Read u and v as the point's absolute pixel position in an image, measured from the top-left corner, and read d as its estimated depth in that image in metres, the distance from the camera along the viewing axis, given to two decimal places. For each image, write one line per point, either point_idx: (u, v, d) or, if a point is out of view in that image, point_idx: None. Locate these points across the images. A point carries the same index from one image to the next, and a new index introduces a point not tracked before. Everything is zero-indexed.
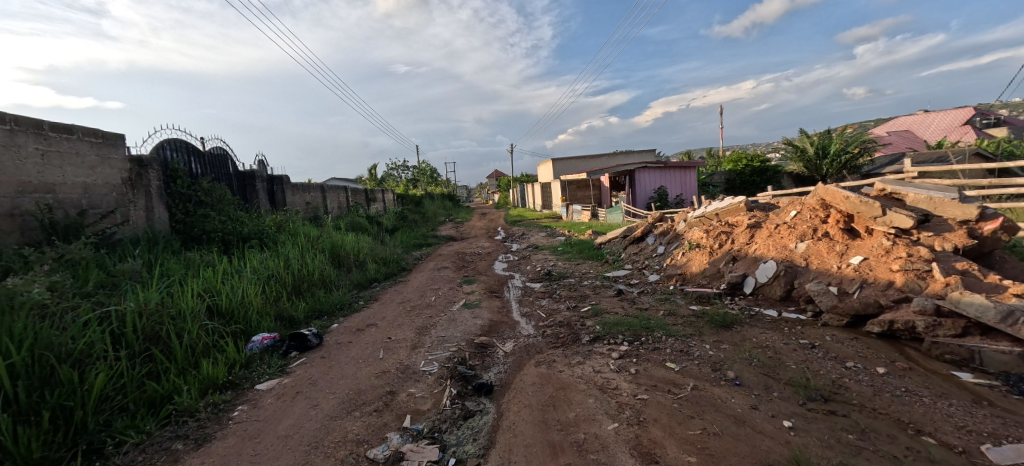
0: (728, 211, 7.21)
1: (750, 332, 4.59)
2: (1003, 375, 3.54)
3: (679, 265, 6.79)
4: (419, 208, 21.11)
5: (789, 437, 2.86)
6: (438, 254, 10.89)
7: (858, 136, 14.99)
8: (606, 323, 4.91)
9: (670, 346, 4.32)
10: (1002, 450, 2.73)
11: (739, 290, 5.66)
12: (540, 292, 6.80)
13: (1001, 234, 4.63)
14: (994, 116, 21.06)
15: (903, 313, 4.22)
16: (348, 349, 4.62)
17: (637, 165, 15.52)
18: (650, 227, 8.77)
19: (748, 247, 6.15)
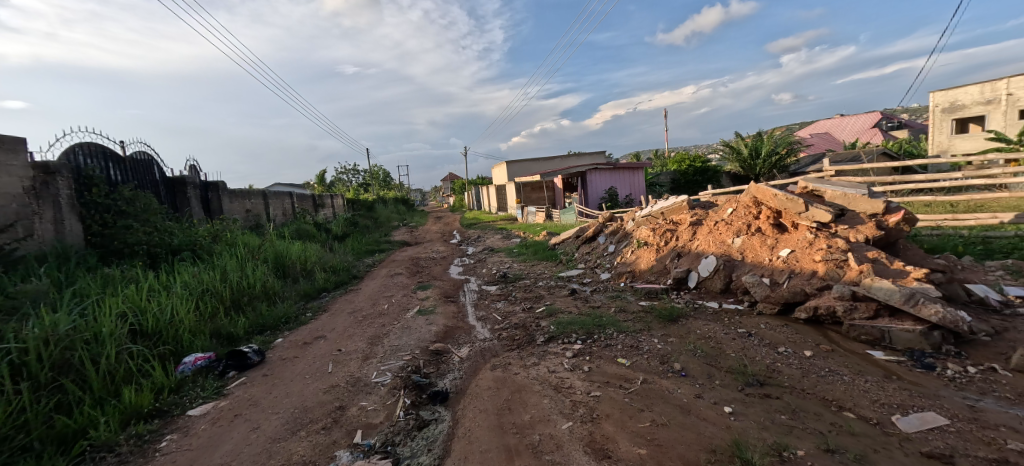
0: (672, 210, 7.55)
1: (695, 324, 4.84)
2: (908, 351, 3.94)
3: (629, 263, 7.05)
4: (371, 213, 20.56)
5: (730, 422, 3.05)
6: (391, 261, 10.66)
7: (785, 137, 16.20)
8: (560, 323, 5.01)
9: (621, 342, 4.48)
10: (909, 420, 3.05)
11: (683, 284, 5.94)
12: (496, 295, 6.83)
13: (904, 225, 5.12)
14: (897, 120, 23.40)
15: (825, 299, 4.60)
16: (294, 365, 4.43)
17: (587, 167, 15.94)
18: (601, 226, 9.03)
19: (691, 244, 6.48)
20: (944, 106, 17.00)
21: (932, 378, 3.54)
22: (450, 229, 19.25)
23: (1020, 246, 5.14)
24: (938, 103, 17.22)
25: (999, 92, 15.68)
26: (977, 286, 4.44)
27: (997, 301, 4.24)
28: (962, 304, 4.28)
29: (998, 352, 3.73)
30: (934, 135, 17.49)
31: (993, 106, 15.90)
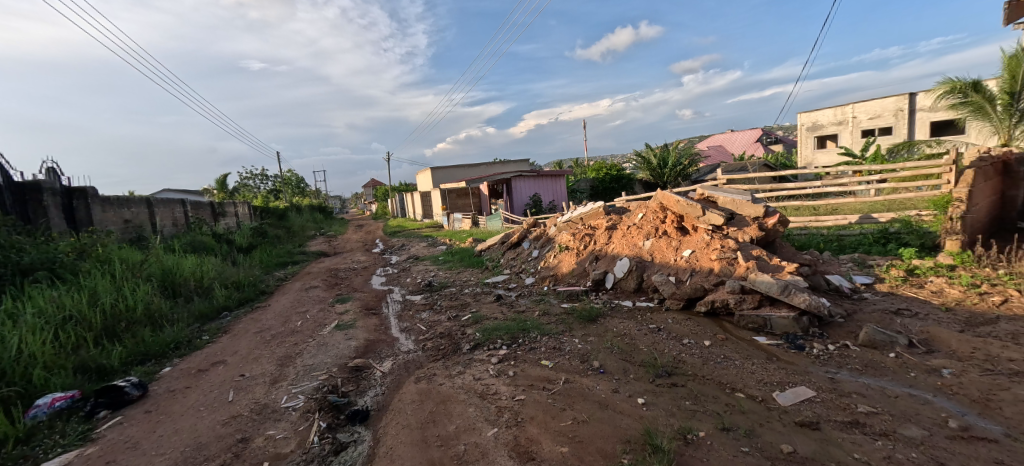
0: (590, 215, 8.01)
1: (612, 323, 5.21)
2: (785, 335, 4.55)
3: (552, 267, 7.37)
4: (282, 222, 19.23)
5: (642, 412, 3.35)
6: (306, 273, 10.11)
7: (688, 149, 18.00)
8: (485, 330, 5.13)
9: (544, 344, 4.70)
10: (785, 395, 3.53)
11: (601, 285, 6.35)
12: (421, 304, 6.78)
13: (779, 225, 5.92)
14: (775, 136, 26.74)
15: (720, 294, 5.18)
16: (186, 397, 4.09)
17: (512, 174, 16.31)
18: (525, 232, 9.32)
19: (606, 247, 6.93)
20: (808, 125, 19.73)
21: (803, 357, 4.13)
22: (371, 238, 18.60)
23: (864, 242, 6.17)
24: (804, 123, 19.92)
25: (847, 116, 18.58)
26: (834, 276, 5.25)
27: (848, 287, 5.06)
28: (824, 292, 5.03)
29: (850, 330, 4.44)
30: (801, 149, 20.25)
31: (843, 127, 18.85)
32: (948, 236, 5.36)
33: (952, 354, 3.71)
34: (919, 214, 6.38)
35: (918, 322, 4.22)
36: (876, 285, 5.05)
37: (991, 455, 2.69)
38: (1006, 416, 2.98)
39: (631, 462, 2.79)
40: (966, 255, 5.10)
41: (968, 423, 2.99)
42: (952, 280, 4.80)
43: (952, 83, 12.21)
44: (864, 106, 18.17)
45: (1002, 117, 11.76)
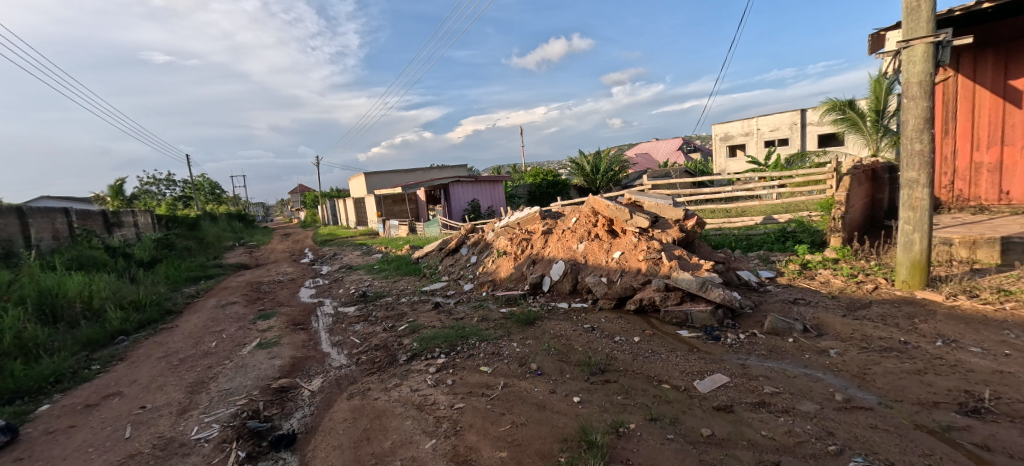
0: (527, 220, 8.14)
1: (549, 325, 5.38)
2: (704, 327, 4.92)
3: (490, 272, 7.46)
4: (195, 233, 17.71)
5: (578, 410, 3.46)
6: (223, 289, 9.42)
7: (618, 157, 19.13)
8: (422, 339, 5.11)
9: (483, 350, 4.75)
10: (705, 382, 3.77)
11: (539, 289, 6.54)
12: (354, 316, 6.58)
13: (697, 227, 6.44)
14: (695, 145, 28.88)
15: (647, 292, 5.53)
16: (70, 438, 3.70)
17: (450, 180, 16.28)
18: (463, 238, 9.36)
19: (543, 251, 7.13)
20: (720, 135, 21.71)
21: (718, 346, 4.48)
22: (299, 247, 17.67)
23: (768, 240, 6.89)
24: (719, 134, 21.77)
25: (752, 128, 20.58)
26: (743, 272, 5.80)
27: (755, 282, 5.60)
28: (736, 287, 5.52)
29: (757, 320, 4.91)
30: (715, 157, 22.30)
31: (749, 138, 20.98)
32: (833, 233, 6.13)
33: (837, 336, 4.22)
34: (810, 214, 7.22)
35: (811, 309, 4.77)
36: (778, 279, 5.65)
37: (869, 421, 2.97)
38: (879, 386, 3.35)
39: (567, 460, 2.87)
40: (847, 249, 5.89)
41: (851, 395, 3.31)
42: (836, 272, 5.48)
43: (832, 102, 13.90)
44: (767, 119, 20.20)
45: (871, 131, 13.52)
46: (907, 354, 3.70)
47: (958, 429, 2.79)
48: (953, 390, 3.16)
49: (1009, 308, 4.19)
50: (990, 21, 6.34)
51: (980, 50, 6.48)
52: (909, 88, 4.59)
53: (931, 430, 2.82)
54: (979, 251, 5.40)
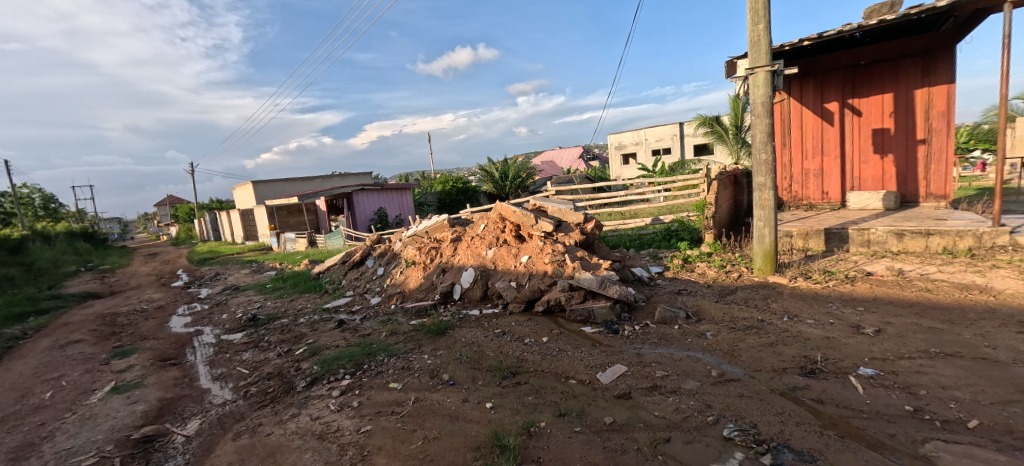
0: (435, 228, 8.02)
1: (460, 333, 5.34)
2: (606, 323, 5.19)
3: (399, 284, 7.30)
4: (23, 258, 14.77)
5: (490, 416, 3.43)
6: (63, 325, 8.01)
7: (525, 165, 19.89)
8: (324, 361, 4.83)
9: (392, 367, 4.56)
10: (606, 374, 3.88)
11: (450, 297, 6.53)
12: (241, 344, 6.03)
13: (595, 228, 6.95)
14: (594, 152, 30.89)
15: (553, 294, 5.77)
16: None
17: (354, 187, 15.49)
18: (368, 249, 9.08)
19: (452, 258, 7.12)
20: (615, 145, 23.69)
21: (617, 339, 4.76)
22: (171, 269, 15.66)
23: (655, 239, 7.66)
24: (613, 143, 23.78)
25: (642, 139, 22.76)
26: (636, 268, 6.36)
27: (647, 277, 6.18)
28: (631, 283, 6.03)
29: (649, 311, 5.36)
30: (611, 165, 24.17)
31: (639, 146, 23.08)
32: (706, 231, 7.00)
33: (712, 320, 4.83)
34: (688, 214, 8.15)
35: (692, 298, 5.41)
36: (665, 273, 6.30)
37: (737, 391, 3.41)
38: (744, 360, 3.90)
39: None
40: (717, 243, 6.80)
41: (723, 370, 3.77)
42: (710, 264, 6.28)
43: (702, 115, 15.77)
44: (653, 131, 22.43)
45: (733, 143, 15.57)
46: (763, 329, 4.38)
47: (799, 389, 3.35)
48: (796, 357, 3.80)
49: (832, 285, 5.18)
50: (807, 57, 7.67)
51: (804, 78, 7.83)
52: (756, 107, 5.42)
53: (780, 392, 3.35)
54: (809, 240, 6.57)
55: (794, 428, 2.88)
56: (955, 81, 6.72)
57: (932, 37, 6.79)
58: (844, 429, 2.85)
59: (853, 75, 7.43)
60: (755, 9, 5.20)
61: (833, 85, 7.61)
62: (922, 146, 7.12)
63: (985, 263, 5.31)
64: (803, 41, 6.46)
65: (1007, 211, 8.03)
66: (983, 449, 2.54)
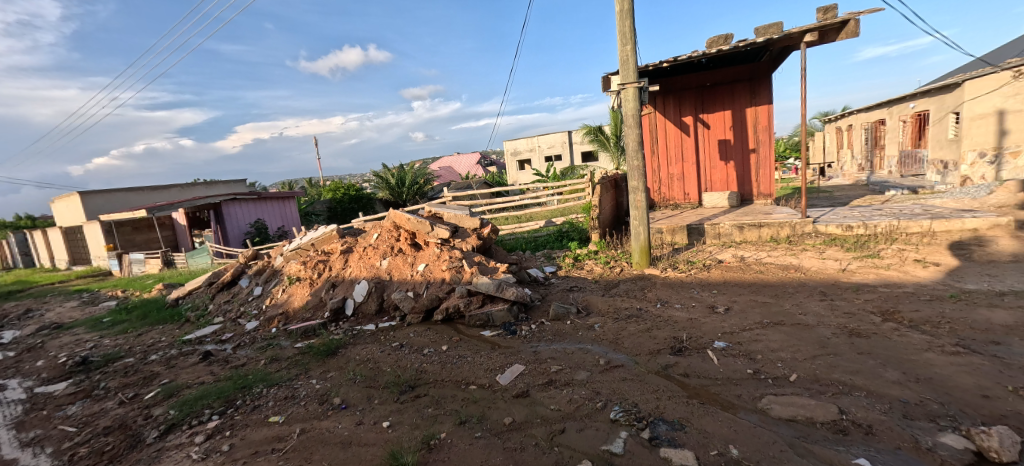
0: (322, 240, 7.19)
1: (354, 351, 4.74)
2: (504, 324, 5.21)
3: (280, 304, 6.33)
4: None
5: (388, 435, 3.17)
6: None
7: (422, 171, 19.76)
8: (183, 403, 3.81)
9: (272, 398, 3.81)
10: (505, 375, 3.96)
11: (341, 314, 5.84)
12: (64, 395, 4.53)
13: (492, 233, 7.10)
14: (490, 159, 31.55)
15: (452, 300, 5.56)
16: None
17: (223, 197, 13.58)
18: (241, 268, 7.85)
19: (344, 271, 6.43)
20: (510, 151, 24.42)
21: (516, 339, 4.84)
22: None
23: (549, 241, 8.16)
24: (508, 149, 24.47)
25: (535, 146, 23.80)
26: (532, 269, 6.68)
27: (542, 277, 6.50)
28: (528, 283, 6.28)
29: (544, 309, 5.56)
30: (508, 171, 24.89)
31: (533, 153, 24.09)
32: (593, 231, 7.58)
33: (600, 312, 5.24)
34: (577, 216, 8.82)
35: (582, 294, 5.82)
36: (558, 272, 6.69)
37: (620, 375, 3.77)
38: (627, 348, 4.29)
39: None
40: (603, 242, 7.39)
41: (609, 358, 4.13)
42: (596, 261, 6.82)
43: (587, 125, 17.05)
44: (545, 138, 23.59)
45: (614, 151, 16.99)
46: (642, 317, 4.88)
47: (670, 366, 3.82)
48: (667, 338, 4.32)
49: (693, 274, 5.97)
50: (665, 77, 8.67)
51: (666, 94, 8.86)
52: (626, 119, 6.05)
53: (656, 371, 3.79)
54: (676, 235, 7.40)
55: (667, 401, 3.28)
56: (773, 103, 8.15)
57: (755, 67, 8.17)
58: (706, 396, 3.33)
59: (702, 93, 8.61)
60: (624, 32, 5.80)
61: (687, 102, 8.75)
62: (753, 154, 8.52)
63: (799, 247, 6.63)
64: (662, 63, 7.31)
65: (812, 205, 10.04)
66: (800, 396, 3.15)
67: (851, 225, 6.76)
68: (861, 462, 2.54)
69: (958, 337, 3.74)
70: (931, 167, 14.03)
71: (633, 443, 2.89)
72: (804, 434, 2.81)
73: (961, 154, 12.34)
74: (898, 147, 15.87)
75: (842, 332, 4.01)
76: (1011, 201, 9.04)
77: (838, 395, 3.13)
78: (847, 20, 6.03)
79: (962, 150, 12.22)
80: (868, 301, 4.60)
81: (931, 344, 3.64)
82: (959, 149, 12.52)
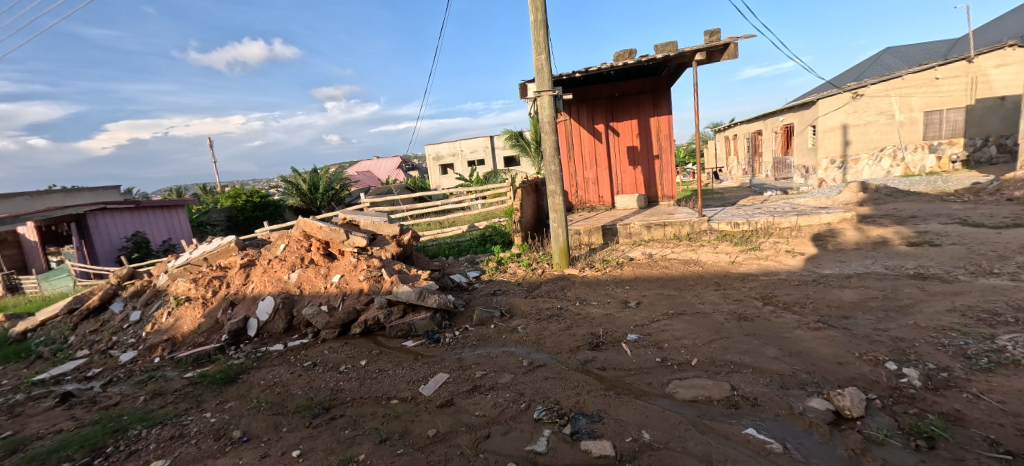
0: (218, 254, 6.49)
1: (258, 376, 4.31)
2: (427, 333, 5.04)
3: (166, 329, 5.59)
4: None
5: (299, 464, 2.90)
6: None
7: (337, 176, 18.91)
8: (32, 459, 3.18)
9: (154, 439, 3.34)
10: (429, 386, 3.82)
11: (242, 335, 5.30)
12: None
13: (412, 240, 6.89)
14: (412, 164, 30.85)
15: (371, 312, 5.28)
16: None
17: (89, 207, 11.43)
18: (112, 290, 6.80)
19: (245, 287, 5.86)
20: (432, 156, 24.02)
21: (439, 347, 4.70)
22: None
23: (473, 245, 8.11)
24: (430, 154, 24.05)
25: (457, 150, 23.66)
26: (455, 275, 6.55)
27: (465, 282, 6.40)
28: (451, 289, 6.14)
29: (468, 315, 5.46)
30: (431, 175, 24.47)
31: (455, 157, 23.92)
32: (515, 234, 7.64)
33: (524, 314, 5.26)
34: (499, 220, 8.88)
35: (505, 297, 5.81)
36: (482, 276, 6.64)
37: (545, 374, 3.79)
38: (550, 347, 4.34)
39: None
40: (525, 244, 7.47)
41: (532, 358, 4.15)
42: (519, 263, 6.88)
43: (510, 131, 17.26)
44: (467, 143, 23.56)
45: (534, 155, 17.36)
46: (563, 316, 4.98)
47: (589, 361, 3.92)
48: (585, 335, 4.44)
49: (608, 271, 6.23)
50: (579, 87, 8.99)
51: (579, 102, 9.19)
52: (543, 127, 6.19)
53: (576, 367, 3.86)
54: (592, 235, 7.68)
55: (587, 395, 3.35)
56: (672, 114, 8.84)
57: (657, 81, 8.73)
58: (621, 387, 3.46)
59: (612, 103, 9.06)
60: (538, 41, 5.90)
61: (600, 110, 9.15)
62: (658, 160, 9.17)
63: (699, 243, 7.20)
64: (574, 73, 7.59)
65: (707, 205, 11.02)
66: (701, 379, 3.37)
67: (738, 222, 7.44)
68: (750, 431, 2.77)
69: (819, 314, 4.25)
70: (797, 172, 15.97)
71: (555, 440, 2.91)
72: (704, 413, 3.02)
73: (817, 161, 14.16)
74: (772, 155, 17.94)
75: (732, 317, 4.38)
76: (856, 198, 10.62)
77: (732, 373, 3.40)
78: (729, 42, 6.66)
79: (818, 157, 14.03)
80: (752, 288, 5.10)
81: (800, 322, 4.09)
82: (816, 156, 14.40)
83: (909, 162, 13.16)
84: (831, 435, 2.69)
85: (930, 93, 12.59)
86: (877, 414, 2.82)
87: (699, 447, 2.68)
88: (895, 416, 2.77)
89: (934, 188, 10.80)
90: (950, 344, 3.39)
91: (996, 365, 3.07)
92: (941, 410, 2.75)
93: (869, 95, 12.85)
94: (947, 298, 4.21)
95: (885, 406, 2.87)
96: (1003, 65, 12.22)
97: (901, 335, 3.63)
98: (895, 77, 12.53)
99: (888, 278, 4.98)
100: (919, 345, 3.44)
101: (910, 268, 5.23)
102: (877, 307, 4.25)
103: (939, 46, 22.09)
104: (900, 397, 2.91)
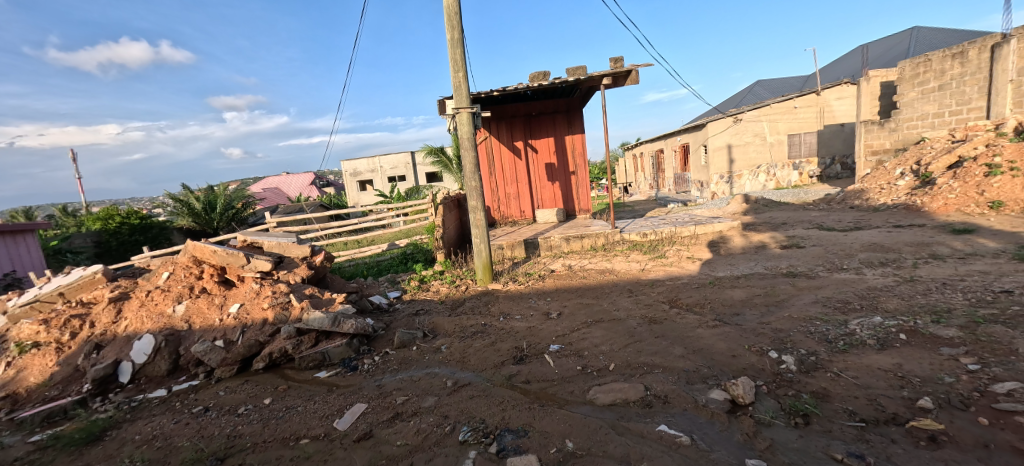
0: (80, 287, 5.56)
1: (132, 429, 3.72)
2: (343, 361, 4.69)
3: (6, 385, 4.64)
4: None
5: None
6: None
7: (239, 193, 17.57)
8: None
9: None
10: (344, 419, 3.53)
11: (112, 383, 4.56)
12: None
13: (325, 261, 6.44)
14: (326, 180, 29.29)
15: (276, 343, 4.80)
16: None
17: None
18: None
19: (116, 325, 5.07)
20: (348, 172, 22.98)
21: (357, 375, 4.39)
22: None
23: (393, 265, 7.80)
24: (346, 170, 22.97)
25: (376, 166, 22.91)
26: (374, 297, 6.21)
27: (385, 303, 6.08)
28: (370, 312, 5.80)
29: (388, 338, 5.17)
30: (347, 191, 23.37)
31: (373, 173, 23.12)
32: (437, 251, 7.46)
33: (446, 333, 5.11)
34: (421, 237, 8.67)
35: (428, 317, 5.60)
36: (403, 297, 6.37)
37: (468, 394, 3.68)
38: (473, 364, 4.25)
39: None
40: (447, 261, 7.32)
41: (456, 378, 4.02)
42: (442, 281, 6.73)
43: (429, 146, 17.11)
44: (386, 159, 22.95)
45: (457, 171, 17.24)
46: (486, 332, 4.91)
47: (513, 376, 3.88)
48: (509, 349, 4.41)
49: (530, 284, 6.31)
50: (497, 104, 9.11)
51: (498, 121, 9.30)
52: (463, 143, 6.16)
53: (501, 383, 3.80)
54: (515, 249, 7.74)
55: (511, 411, 3.30)
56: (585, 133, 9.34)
57: (570, 102, 9.20)
58: (545, 398, 3.46)
59: (529, 121, 9.32)
60: (455, 59, 5.90)
61: (518, 128, 9.34)
62: (573, 177, 9.60)
63: (613, 252, 7.56)
64: (493, 91, 7.68)
65: (619, 218, 11.62)
66: (618, 382, 3.48)
67: (646, 233, 7.92)
68: (662, 428, 2.89)
69: (715, 313, 4.62)
70: (693, 186, 17.56)
71: (480, 461, 2.81)
72: (621, 415, 3.10)
73: (710, 176, 15.72)
74: (673, 171, 19.55)
75: (644, 321, 4.61)
76: (740, 208, 11.88)
77: (645, 374, 3.55)
78: (631, 69, 7.16)
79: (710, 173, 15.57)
80: (661, 293, 5.43)
81: (701, 321, 4.41)
82: (708, 173, 15.95)
83: (778, 177, 14.99)
84: (729, 422, 2.88)
85: (791, 120, 14.54)
86: (764, 398, 3.07)
87: (618, 449, 2.74)
88: (777, 399, 3.04)
89: (798, 199, 12.41)
90: (816, 331, 3.83)
91: (850, 346, 3.51)
92: (812, 389, 3.07)
93: (747, 120, 14.56)
94: (812, 292, 4.79)
95: (770, 391, 3.13)
96: (843, 97, 14.33)
97: (780, 326, 4.04)
98: (765, 105, 14.35)
99: (769, 277, 5.58)
100: (794, 334, 3.85)
101: (784, 267, 5.90)
102: (760, 303, 4.72)
103: (798, 80, 25.74)
104: (781, 382, 3.20)
